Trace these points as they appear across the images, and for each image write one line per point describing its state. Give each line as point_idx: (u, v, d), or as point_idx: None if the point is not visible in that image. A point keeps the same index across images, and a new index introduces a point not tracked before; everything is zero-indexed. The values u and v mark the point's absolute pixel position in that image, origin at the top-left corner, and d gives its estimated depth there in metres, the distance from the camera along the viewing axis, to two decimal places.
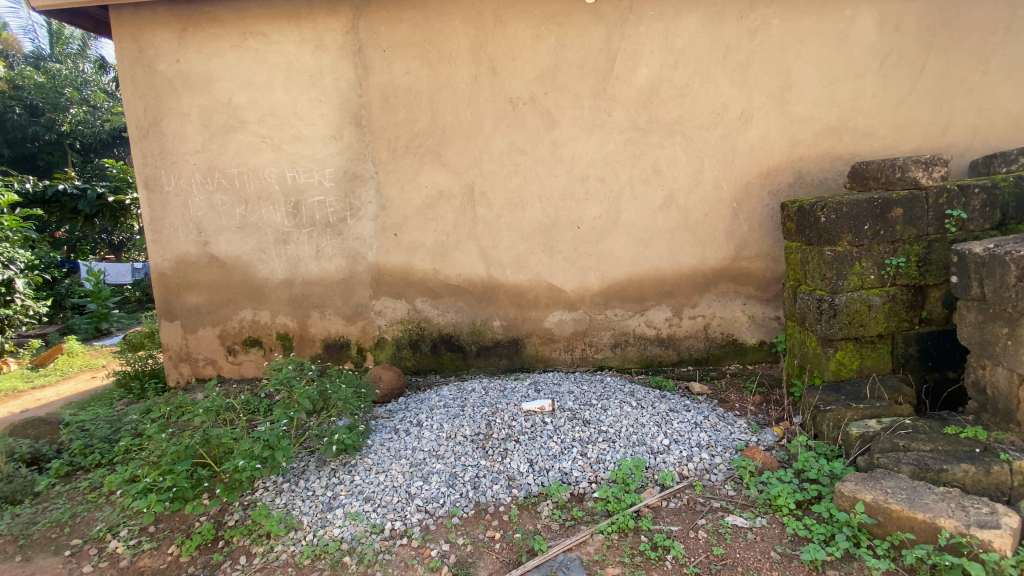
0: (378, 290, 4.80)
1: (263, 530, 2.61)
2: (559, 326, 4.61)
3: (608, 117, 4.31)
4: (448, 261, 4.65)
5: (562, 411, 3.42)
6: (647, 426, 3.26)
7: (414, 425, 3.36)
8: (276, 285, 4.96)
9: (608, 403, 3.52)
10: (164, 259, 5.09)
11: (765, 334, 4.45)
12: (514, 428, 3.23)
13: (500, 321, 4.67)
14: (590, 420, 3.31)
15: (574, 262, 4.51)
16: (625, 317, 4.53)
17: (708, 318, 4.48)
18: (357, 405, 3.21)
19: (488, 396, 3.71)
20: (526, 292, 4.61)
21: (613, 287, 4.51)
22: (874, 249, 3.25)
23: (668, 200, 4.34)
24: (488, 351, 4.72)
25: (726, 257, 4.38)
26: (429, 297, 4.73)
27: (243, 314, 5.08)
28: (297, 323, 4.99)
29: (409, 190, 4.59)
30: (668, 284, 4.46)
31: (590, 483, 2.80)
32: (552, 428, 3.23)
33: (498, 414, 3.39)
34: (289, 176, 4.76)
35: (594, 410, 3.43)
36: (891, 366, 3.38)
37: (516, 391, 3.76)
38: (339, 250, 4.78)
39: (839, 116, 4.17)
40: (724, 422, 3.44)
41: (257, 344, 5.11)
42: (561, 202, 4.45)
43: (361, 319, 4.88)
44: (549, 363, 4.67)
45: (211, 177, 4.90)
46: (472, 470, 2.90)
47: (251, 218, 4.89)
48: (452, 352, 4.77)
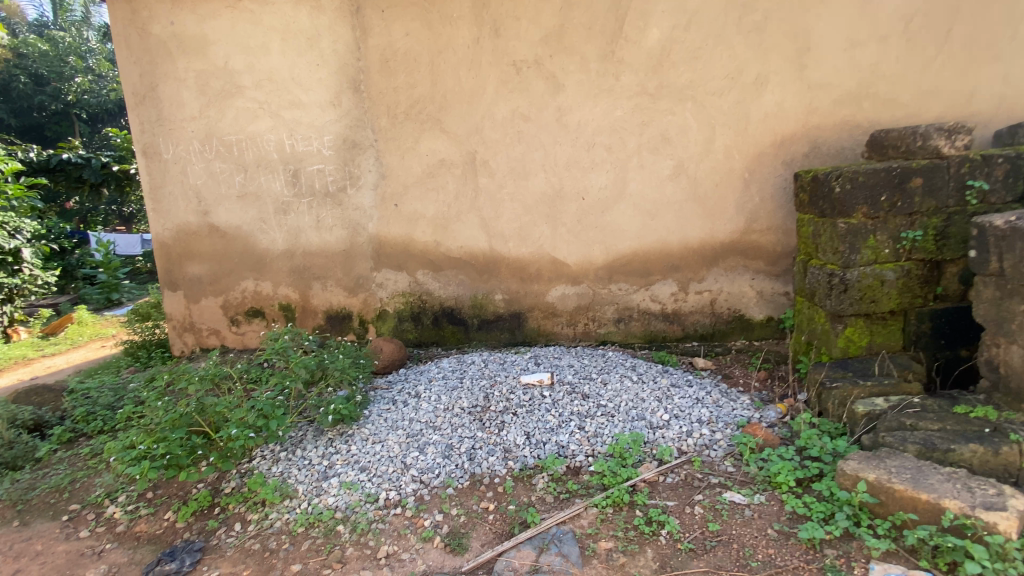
0: (379, 262, 4.74)
1: (258, 497, 2.62)
2: (562, 300, 4.54)
3: (616, 81, 4.13)
4: (449, 233, 4.56)
5: (561, 384, 3.37)
6: (648, 401, 3.21)
7: (412, 396, 3.34)
8: (277, 256, 4.92)
9: (609, 377, 3.47)
10: (165, 228, 5.05)
11: (773, 310, 4.34)
12: (512, 400, 3.19)
13: (502, 294, 4.60)
14: (590, 394, 3.27)
15: (578, 235, 4.41)
16: (629, 291, 4.45)
17: (715, 293, 4.37)
18: (356, 376, 3.21)
19: (487, 368, 3.67)
20: (529, 265, 4.52)
21: (618, 260, 4.41)
22: (891, 221, 3.11)
23: (677, 170, 4.19)
24: (490, 324, 4.67)
25: (735, 231, 4.25)
26: (430, 269, 4.67)
27: (244, 285, 5.06)
28: (299, 294, 4.96)
29: (409, 159, 4.47)
30: (674, 258, 4.34)
31: (587, 456, 2.77)
32: (549, 401, 3.19)
33: (496, 386, 3.35)
34: (288, 143, 4.66)
35: (594, 385, 3.38)
36: (902, 343, 3.27)
37: (516, 364, 3.72)
38: (339, 221, 4.71)
39: (859, 82, 3.95)
40: (726, 398, 3.38)
41: (259, 314, 5.10)
42: (565, 172, 4.32)
43: (362, 291, 4.83)
44: (552, 338, 4.61)
45: (209, 145, 4.81)
46: (469, 442, 2.87)
47: (250, 187, 4.81)
48: (454, 325, 4.73)
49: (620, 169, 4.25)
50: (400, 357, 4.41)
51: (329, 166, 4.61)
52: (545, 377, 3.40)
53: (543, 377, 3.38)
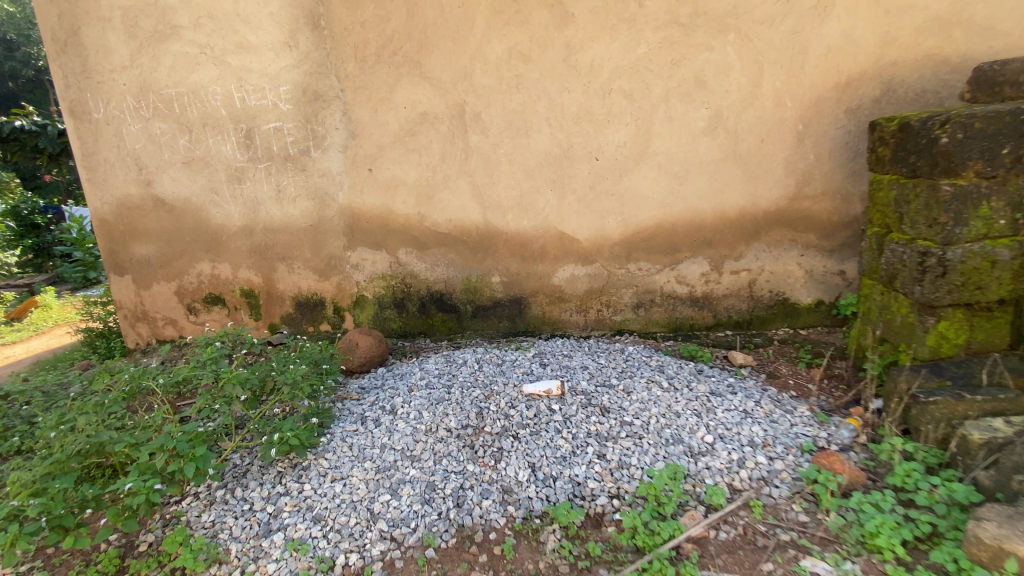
0: (354, 239, 4.00)
1: (178, 563, 1.98)
2: (572, 282, 3.81)
3: (638, 9, 3.29)
4: (435, 203, 3.80)
5: (574, 394, 2.68)
6: (684, 418, 2.54)
7: (387, 411, 2.67)
8: (235, 233, 4.19)
9: (633, 383, 2.79)
10: (104, 202, 4.29)
11: (825, 292, 3.62)
12: (512, 418, 2.51)
13: (500, 276, 3.88)
14: (611, 407, 2.60)
15: (590, 204, 3.64)
16: (651, 271, 3.71)
17: (755, 272, 3.64)
18: (308, 390, 2.46)
19: (482, 371, 2.99)
20: (531, 241, 3.78)
21: (639, 234, 3.66)
22: (1012, 182, 2.39)
23: (713, 122, 3.39)
24: (486, 311, 3.95)
25: (782, 197, 3.49)
26: (415, 247, 3.93)
27: (200, 268, 4.35)
28: (263, 277, 4.25)
29: (384, 113, 3.67)
30: (707, 231, 3.59)
31: (610, 500, 2.12)
32: (560, 418, 2.52)
33: (492, 399, 2.66)
34: (238, 96, 3.85)
35: (615, 394, 2.70)
36: (1009, 341, 2.58)
37: (517, 365, 3.03)
38: (303, 190, 3.95)
39: (950, 3, 3.10)
40: (781, 410, 2.69)
41: (219, 301, 4.41)
42: (575, 127, 3.52)
43: (336, 273, 4.12)
44: (560, 327, 3.90)
45: (147, 101, 4.00)
46: (456, 479, 2.21)
47: (197, 151, 4.04)
48: (444, 313, 4.02)
49: (642, 121, 3.45)
50: (382, 353, 3.74)
51: (287, 124, 3.83)
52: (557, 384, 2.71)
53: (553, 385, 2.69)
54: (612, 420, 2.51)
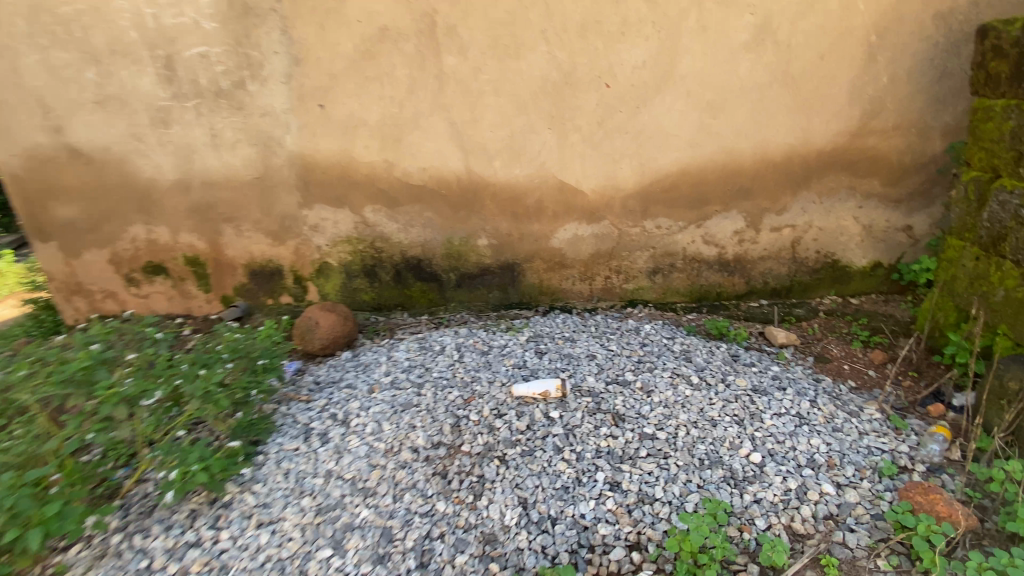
0: (309, 194, 3.29)
1: None
2: (575, 245, 3.14)
3: None
4: (405, 147, 3.06)
5: (577, 396, 2.08)
6: (722, 427, 1.95)
7: (338, 420, 2.07)
8: (169, 189, 3.48)
9: (654, 378, 2.18)
10: (11, 154, 3.50)
11: (885, 252, 2.96)
12: (498, 433, 1.92)
13: (488, 238, 3.20)
14: (628, 416, 2.00)
15: (597, 146, 2.92)
16: (673, 230, 3.03)
17: (800, 229, 2.97)
18: (224, 405, 1.85)
19: (461, 362, 2.37)
20: (525, 194, 3.07)
21: (658, 184, 2.95)
22: None
23: (758, 34, 2.64)
24: (473, 280, 3.30)
25: (840, 133, 2.76)
26: (383, 204, 3.22)
27: (134, 232, 3.67)
28: (208, 243, 3.59)
29: (334, 31, 2.90)
30: (743, 178, 2.88)
31: (631, 555, 1.59)
32: (560, 433, 1.93)
33: (473, 403, 2.06)
34: (149, 14, 3.08)
35: (632, 395, 2.09)
36: None
37: (507, 354, 2.41)
38: (242, 133, 3.23)
39: None
40: (845, 411, 2.09)
41: (161, 271, 3.76)
42: (577, 45, 2.75)
43: (292, 236, 3.44)
44: (561, 298, 3.26)
45: (41, 24, 3.20)
46: (422, 525, 1.65)
47: (109, 87, 3.28)
48: (422, 282, 3.37)
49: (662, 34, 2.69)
50: (347, 334, 3.13)
51: (213, 49, 3.06)
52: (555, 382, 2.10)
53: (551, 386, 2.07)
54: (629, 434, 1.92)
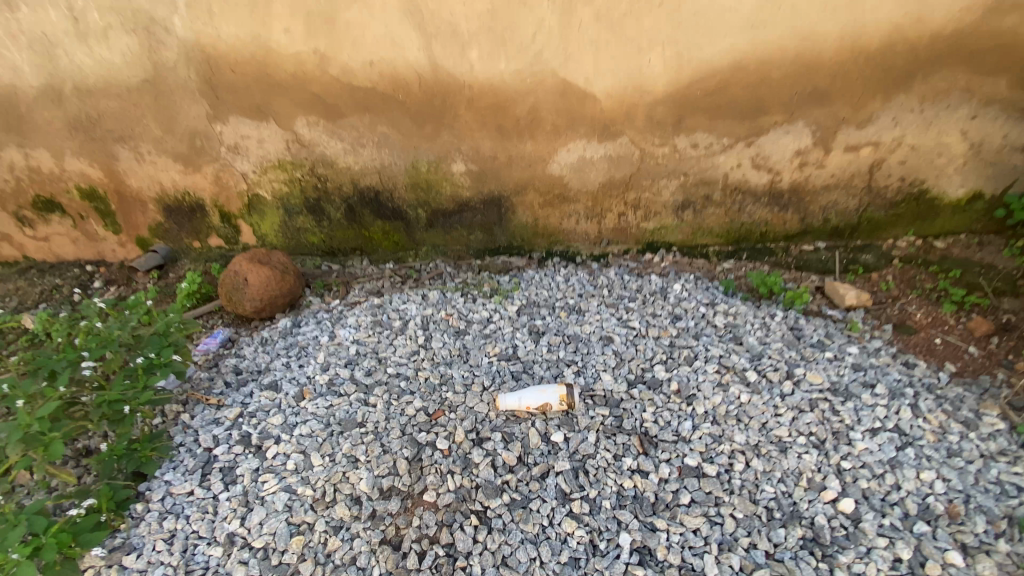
0: (221, 102, 2.46)
1: None
2: (581, 171, 2.36)
3: None
4: (343, 33, 2.20)
5: (590, 409, 1.46)
6: (796, 459, 1.37)
7: (251, 446, 1.47)
8: (34, 97, 2.57)
9: (695, 375, 1.56)
10: None
11: (992, 180, 2.20)
12: (477, 475, 1.33)
13: (465, 163, 2.41)
14: (662, 440, 1.41)
15: (616, 27, 2.05)
16: (713, 150, 2.25)
17: (884, 149, 2.20)
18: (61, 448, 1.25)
19: (427, 348, 1.72)
20: (512, 102, 2.24)
21: (697, 84, 2.12)
22: None
23: None
24: (447, 219, 2.56)
25: (961, 7, 1.95)
26: (321, 115, 2.40)
27: (6, 157, 2.78)
28: (103, 171, 2.76)
29: None
30: (811, 74, 2.08)
31: None
32: (567, 469, 1.35)
33: (441, 424, 1.45)
34: None
35: (666, 405, 1.48)
36: None
37: (490, 336, 1.76)
38: (114, 14, 2.33)
39: None
40: (960, 424, 1.51)
41: (56, 208, 2.92)
42: None
43: (208, 161, 2.64)
44: (561, 242, 2.53)
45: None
46: None
47: None
48: (384, 220, 2.64)
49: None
50: (285, 294, 2.46)
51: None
52: (555, 389, 1.46)
53: (549, 397, 1.44)
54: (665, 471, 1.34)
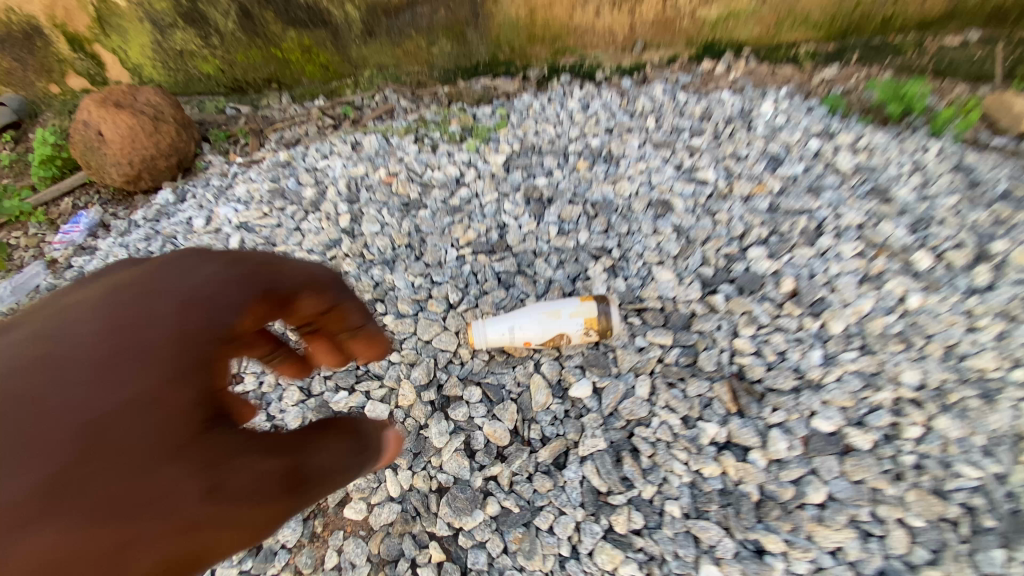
0: None
1: None
2: None
3: None
4: None
5: (637, 338, 0.81)
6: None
7: None
8: None
9: (825, 266, 0.87)
10: None
11: None
12: (440, 469, 0.73)
13: None
14: (774, 389, 0.77)
15: None
16: None
17: None
18: None
19: (353, 237, 1.01)
20: None
21: None
22: None
23: None
24: (395, 18, 1.62)
25: None
26: None
27: None
28: None
29: None
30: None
31: None
32: (602, 451, 0.73)
33: (376, 377, 0.83)
34: None
35: (776, 324, 0.82)
36: None
37: (460, 210, 1.03)
38: None
39: None
40: None
41: None
42: None
43: None
44: (571, 51, 1.59)
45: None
46: None
47: None
48: (297, 27, 1.70)
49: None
50: (165, 155, 1.66)
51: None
52: (579, 311, 0.77)
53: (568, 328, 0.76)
54: (780, 445, 0.73)
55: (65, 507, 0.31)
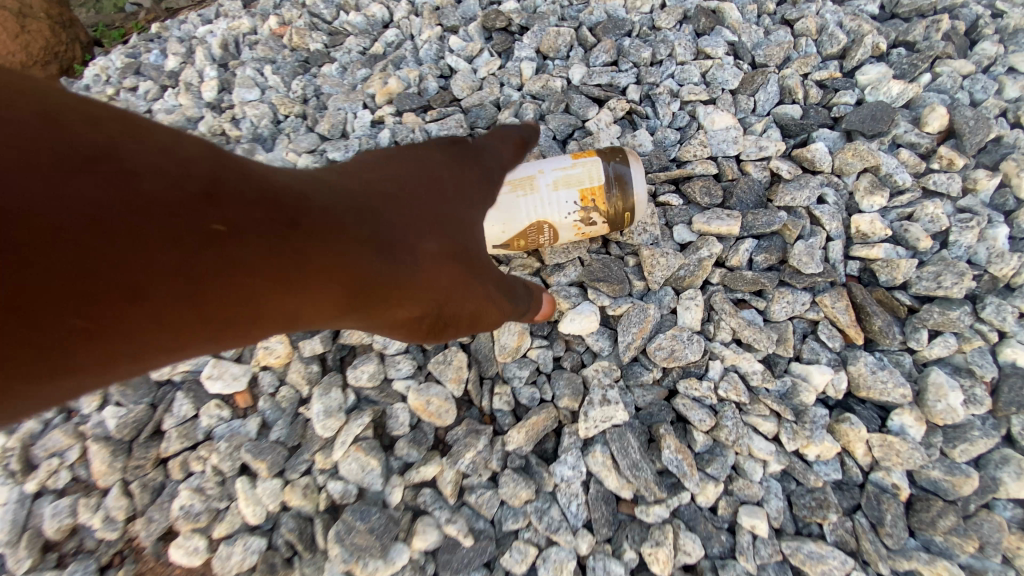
0: None
1: None
2: None
3: None
4: None
5: (676, 228, 0.46)
6: None
7: None
8: None
9: (993, 87, 0.51)
10: None
11: None
12: (327, 473, 0.40)
13: None
14: (934, 298, 0.42)
15: None
16: None
17: None
18: None
19: (220, 112, 0.65)
20: None
21: None
22: None
23: None
24: None
25: None
26: None
27: None
28: None
29: None
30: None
31: None
32: (621, 428, 0.40)
33: None
34: None
35: (922, 185, 0.46)
36: None
37: (383, 59, 0.66)
38: None
39: None
40: None
41: None
42: None
43: None
44: None
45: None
46: None
47: None
48: None
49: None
50: (39, 61, 0.76)
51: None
52: (566, 179, 0.42)
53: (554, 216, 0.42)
54: (955, 400, 0.39)
55: (374, 245, 0.24)
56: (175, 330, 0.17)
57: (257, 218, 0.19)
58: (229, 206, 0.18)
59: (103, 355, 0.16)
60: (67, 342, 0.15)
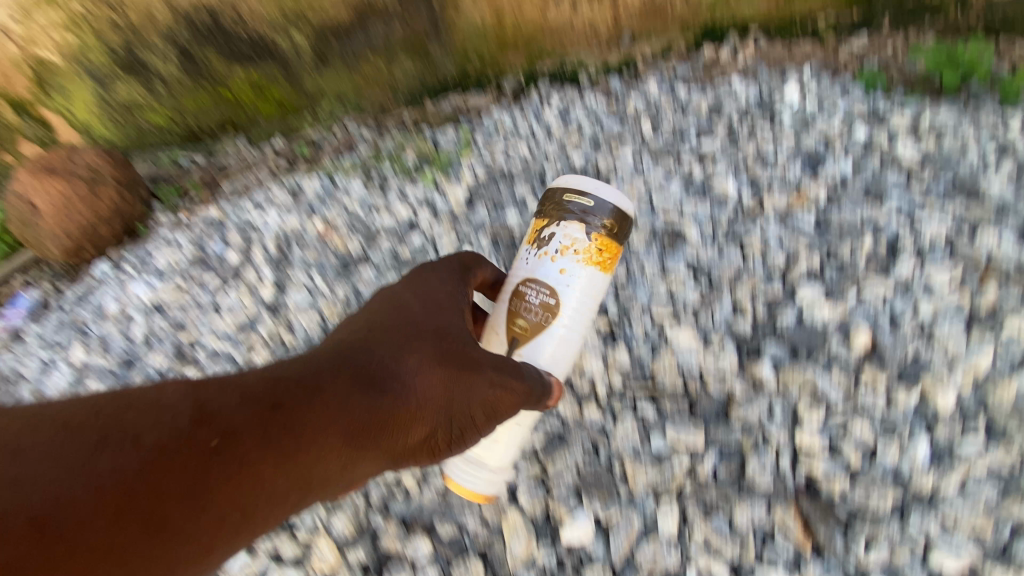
0: None
1: None
2: None
3: None
4: None
5: (654, 440, 0.67)
6: None
7: None
8: None
9: (910, 307, 0.71)
10: None
11: None
12: None
13: None
14: (865, 499, 0.61)
15: None
16: None
17: None
18: None
19: (295, 315, 0.87)
20: None
21: None
22: None
23: None
24: (346, 42, 1.33)
25: None
26: None
27: None
28: None
29: None
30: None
31: None
32: None
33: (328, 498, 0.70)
34: None
35: (854, 403, 0.66)
36: None
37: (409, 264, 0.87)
38: None
39: None
40: None
41: None
42: None
43: None
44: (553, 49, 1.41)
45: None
46: None
47: None
48: None
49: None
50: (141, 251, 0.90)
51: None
52: (521, 249, 0.65)
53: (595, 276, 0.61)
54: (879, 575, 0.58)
55: (384, 393, 0.53)
56: (312, 454, 0.48)
57: (330, 400, 0.50)
58: (315, 398, 0.49)
59: (287, 468, 0.46)
60: (278, 465, 0.46)
